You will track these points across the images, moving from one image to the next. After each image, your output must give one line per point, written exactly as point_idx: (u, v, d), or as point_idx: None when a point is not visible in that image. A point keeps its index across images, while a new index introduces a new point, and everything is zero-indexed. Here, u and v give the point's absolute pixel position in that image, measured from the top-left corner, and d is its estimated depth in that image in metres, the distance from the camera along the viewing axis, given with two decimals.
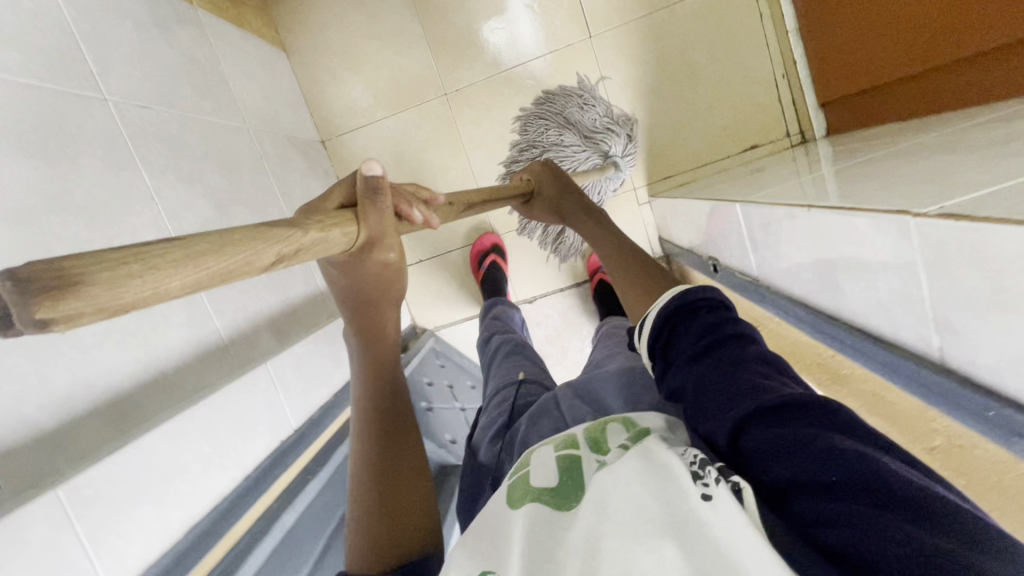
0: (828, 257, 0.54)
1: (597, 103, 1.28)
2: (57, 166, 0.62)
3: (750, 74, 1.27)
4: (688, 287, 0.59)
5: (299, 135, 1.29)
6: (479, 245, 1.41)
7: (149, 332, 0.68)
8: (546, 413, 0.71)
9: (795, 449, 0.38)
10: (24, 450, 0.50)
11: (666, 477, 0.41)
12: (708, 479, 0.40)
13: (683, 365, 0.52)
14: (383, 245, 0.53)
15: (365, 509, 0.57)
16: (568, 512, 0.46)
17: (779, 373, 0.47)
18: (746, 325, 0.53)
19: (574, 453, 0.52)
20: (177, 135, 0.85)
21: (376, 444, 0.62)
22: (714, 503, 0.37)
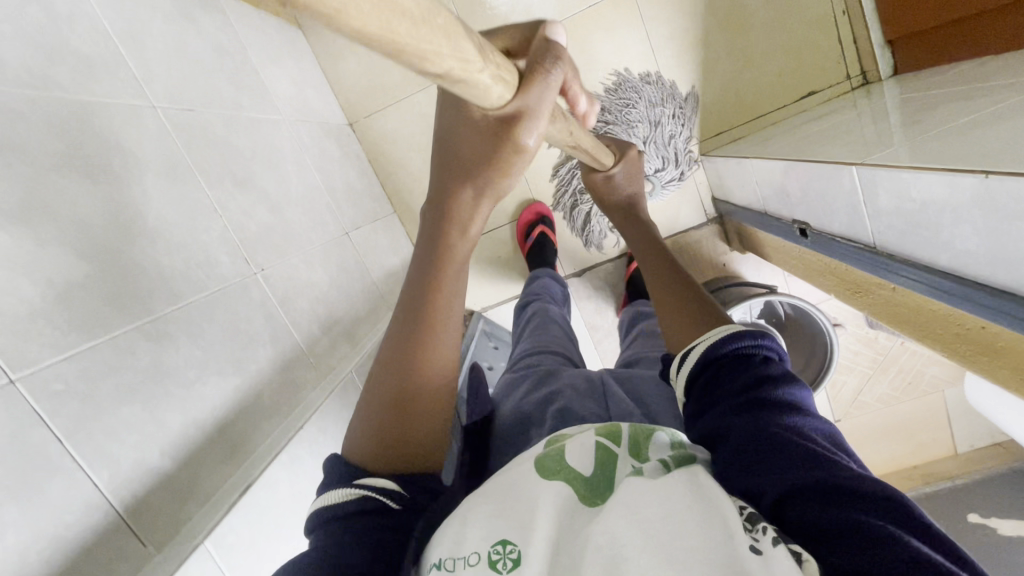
0: (1000, 224, 0.46)
1: (682, 119, 1.26)
2: (127, 190, 0.57)
3: (805, 15, 1.19)
4: (743, 327, 0.56)
5: (329, 121, 1.22)
6: (526, 216, 1.36)
7: (240, 355, 0.64)
8: (587, 395, 0.69)
9: (857, 530, 0.35)
10: (159, 499, 0.48)
11: (715, 514, 0.37)
12: (758, 533, 0.36)
13: (728, 411, 0.49)
14: (535, 125, 0.47)
15: (381, 410, 0.50)
16: (591, 508, 0.43)
17: (832, 448, 0.44)
18: (798, 384, 0.50)
19: (613, 444, 0.47)
20: (226, 137, 0.79)
21: (417, 352, 0.52)
22: (765, 559, 0.33)
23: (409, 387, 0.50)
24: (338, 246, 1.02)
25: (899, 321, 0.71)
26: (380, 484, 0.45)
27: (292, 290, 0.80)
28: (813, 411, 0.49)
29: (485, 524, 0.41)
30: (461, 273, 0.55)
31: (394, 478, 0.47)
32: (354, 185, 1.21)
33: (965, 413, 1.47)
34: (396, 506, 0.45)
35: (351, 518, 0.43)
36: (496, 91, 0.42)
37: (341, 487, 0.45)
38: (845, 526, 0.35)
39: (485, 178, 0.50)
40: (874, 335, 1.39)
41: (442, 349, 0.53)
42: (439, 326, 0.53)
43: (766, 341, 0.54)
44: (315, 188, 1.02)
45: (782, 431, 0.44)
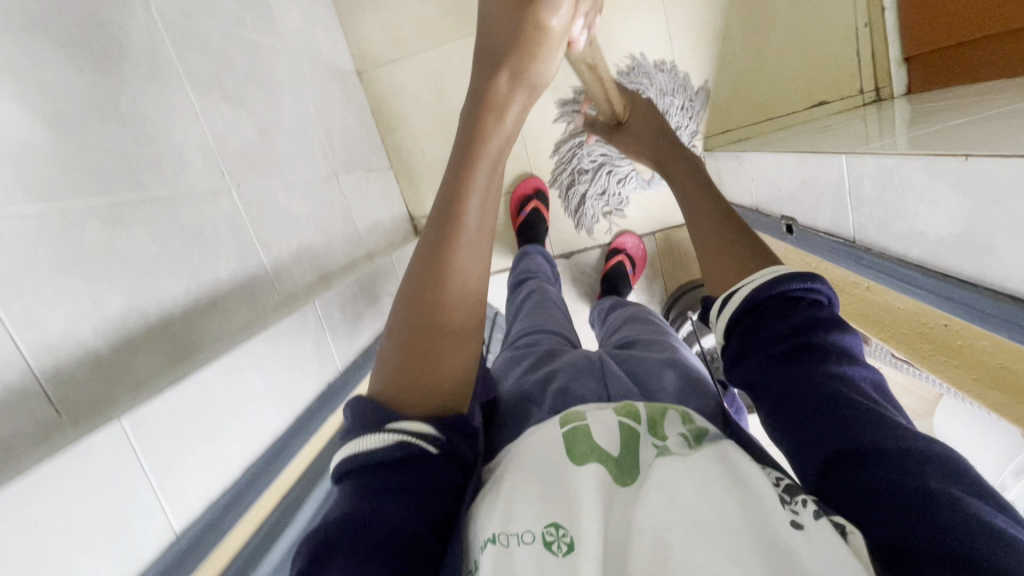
0: (976, 210, 0.44)
1: (691, 111, 1.24)
2: (102, 70, 0.56)
3: (826, 22, 1.17)
4: (790, 271, 0.51)
5: (336, 65, 1.20)
6: (523, 189, 1.34)
7: (198, 261, 0.63)
8: (588, 373, 0.67)
9: (912, 494, 0.35)
10: (81, 374, 0.47)
11: (751, 493, 0.39)
12: (797, 505, 0.39)
13: (771, 360, 0.48)
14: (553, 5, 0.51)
15: (411, 311, 0.50)
16: (626, 488, 0.44)
17: (879, 398, 0.44)
18: (847, 329, 0.48)
19: (634, 424, 0.49)
20: (221, 51, 0.78)
21: (449, 241, 0.51)
22: (806, 534, 0.36)
23: (439, 287, 0.50)
24: (325, 186, 1.00)
25: (870, 321, 0.71)
26: (417, 429, 0.44)
27: (266, 214, 0.79)
28: (859, 356, 0.47)
29: (536, 503, 0.41)
30: (493, 174, 0.55)
31: (431, 422, 0.46)
32: (352, 132, 1.20)
33: None
34: (434, 450, 0.45)
35: (390, 465, 0.43)
36: None
37: (370, 430, 0.43)
38: (899, 486, 0.36)
39: (518, 63, 0.53)
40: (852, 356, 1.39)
41: (475, 244, 0.52)
42: (470, 225, 0.52)
43: (817, 285, 0.50)
44: (309, 124, 1.00)
45: (830, 385, 0.44)
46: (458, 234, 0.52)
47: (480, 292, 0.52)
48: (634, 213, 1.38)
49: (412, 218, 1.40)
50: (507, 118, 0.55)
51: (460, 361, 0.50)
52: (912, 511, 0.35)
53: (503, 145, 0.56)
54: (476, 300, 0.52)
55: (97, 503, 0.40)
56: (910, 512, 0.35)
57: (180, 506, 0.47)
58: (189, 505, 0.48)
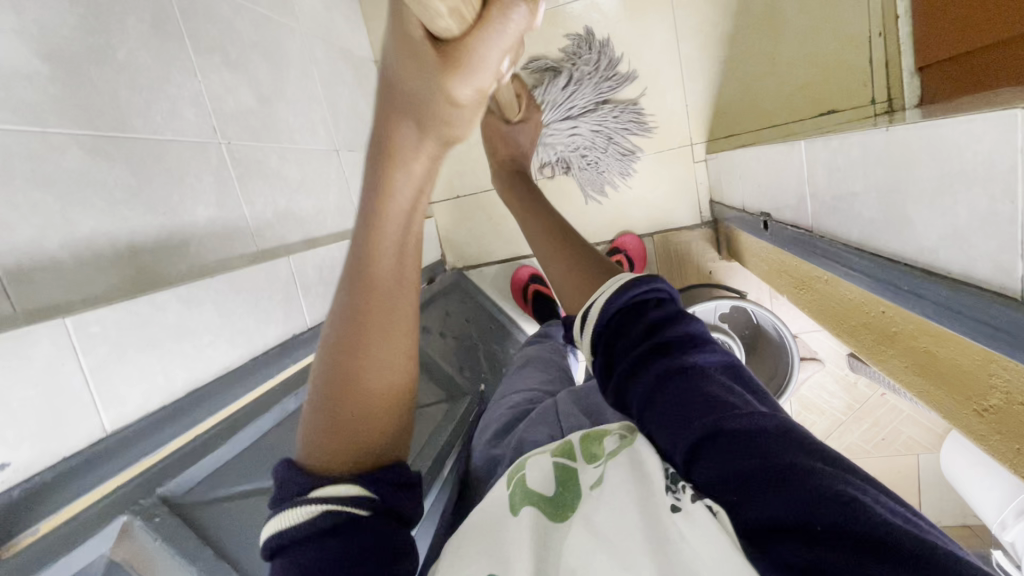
0: (900, 182, 0.43)
1: (604, 172, 1.31)
2: (103, 19, 0.62)
3: (839, 29, 1.15)
4: (632, 278, 0.50)
5: (352, 50, 1.27)
6: (518, 281, 1.33)
7: (176, 203, 0.68)
8: (542, 420, 0.65)
9: (773, 482, 0.33)
10: (42, 281, 0.52)
11: (642, 487, 0.40)
12: (679, 492, 0.37)
13: (626, 368, 0.46)
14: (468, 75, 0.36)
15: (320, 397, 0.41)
16: (560, 524, 0.43)
17: (737, 386, 0.42)
18: (693, 317, 0.48)
19: (570, 460, 0.48)
20: (228, 18, 0.84)
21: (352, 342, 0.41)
22: (685, 516, 0.35)
23: (348, 372, 0.40)
24: (324, 159, 1.06)
25: (828, 316, 0.69)
26: (337, 490, 0.37)
27: (255, 173, 0.84)
28: (713, 341, 0.47)
29: (478, 556, 0.41)
30: (409, 228, 0.41)
31: (363, 482, 0.39)
32: (362, 114, 1.25)
33: (940, 486, 1.36)
34: (365, 512, 0.38)
35: (316, 535, 0.36)
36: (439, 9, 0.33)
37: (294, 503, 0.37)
38: (766, 475, 0.34)
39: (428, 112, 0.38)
40: (854, 379, 1.33)
41: (389, 339, 0.41)
42: (378, 317, 0.41)
43: (659, 286, 0.50)
44: (314, 99, 1.06)
45: (683, 376, 0.42)
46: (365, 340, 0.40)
47: (398, 387, 0.42)
48: (633, 212, 1.35)
49: None
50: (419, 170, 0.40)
51: (380, 442, 0.41)
52: (772, 493, 0.33)
53: (418, 201, 0.41)
54: (397, 377, 0.42)
55: (27, 386, 0.44)
56: (776, 499, 0.33)
57: (114, 410, 0.51)
58: (124, 411, 0.52)
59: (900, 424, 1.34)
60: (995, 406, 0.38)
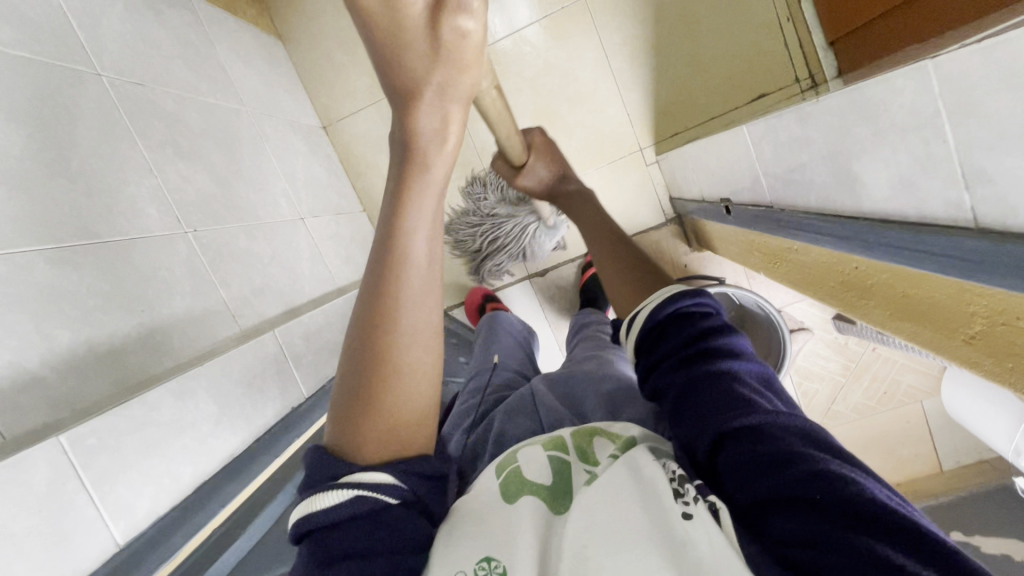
0: (841, 145, 0.46)
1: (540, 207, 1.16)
2: (50, 133, 0.63)
3: (751, 21, 1.23)
4: (685, 288, 0.52)
5: (300, 120, 1.29)
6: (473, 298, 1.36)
7: (151, 298, 0.67)
8: (521, 411, 0.67)
9: (781, 468, 0.36)
10: (29, 404, 0.50)
11: (649, 491, 0.40)
12: (689, 497, 0.38)
13: (666, 371, 0.48)
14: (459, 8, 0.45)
15: (355, 369, 0.46)
16: (559, 516, 0.45)
17: (768, 393, 0.45)
18: (736, 331, 0.50)
19: (564, 454, 0.50)
20: (174, 111, 0.86)
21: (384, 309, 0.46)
22: (693, 524, 0.36)
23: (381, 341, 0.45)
24: (290, 228, 1.06)
25: (806, 284, 0.71)
26: (376, 476, 0.41)
27: (226, 256, 0.84)
28: (749, 354, 0.49)
29: (470, 538, 0.43)
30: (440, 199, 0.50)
31: (391, 471, 0.42)
32: (319, 179, 1.26)
33: (951, 427, 1.39)
34: (395, 501, 0.42)
35: (348, 522, 0.40)
36: None
37: (324, 489, 0.41)
38: (774, 463, 0.37)
39: (434, 75, 0.48)
40: (844, 341, 1.36)
41: (418, 310, 0.47)
42: (411, 285, 0.47)
43: (704, 297, 0.51)
44: (270, 173, 1.07)
45: (717, 379, 0.44)
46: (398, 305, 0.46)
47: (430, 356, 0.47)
48: None
49: None
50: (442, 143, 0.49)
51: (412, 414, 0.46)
52: (791, 489, 0.35)
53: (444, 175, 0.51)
54: (428, 355, 0.47)
55: (30, 514, 0.43)
56: (782, 484, 0.36)
57: (122, 521, 0.49)
58: (132, 521, 0.50)
59: (898, 374, 1.37)
60: (980, 332, 0.40)
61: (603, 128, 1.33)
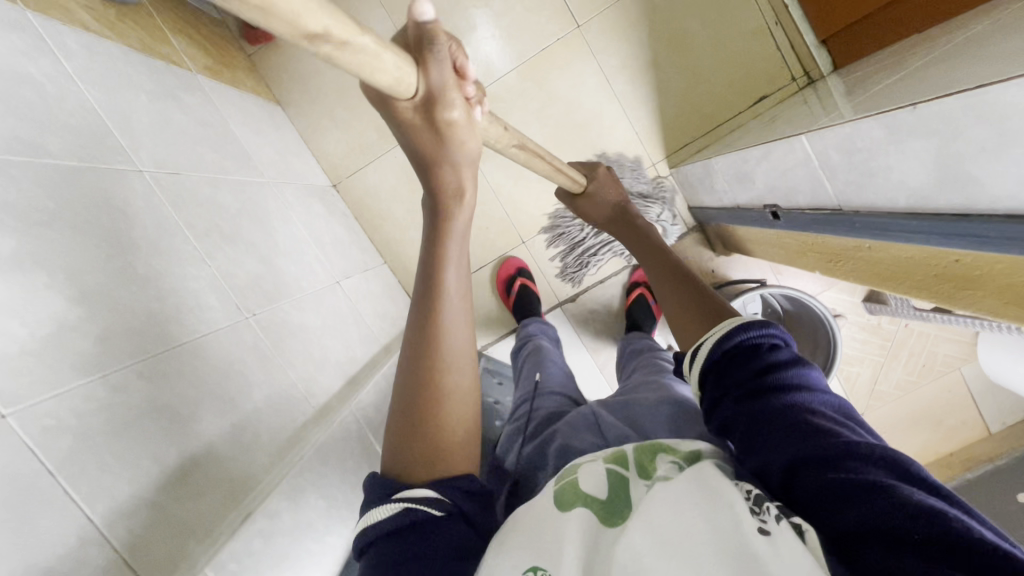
0: (949, 148, 0.47)
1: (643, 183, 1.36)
2: (115, 240, 0.60)
3: (742, 29, 1.27)
4: (749, 319, 0.52)
5: (313, 182, 1.28)
6: (506, 271, 1.37)
7: (233, 395, 0.65)
8: (586, 428, 0.67)
9: (861, 500, 0.36)
10: (157, 535, 0.50)
11: (717, 502, 0.39)
12: (765, 514, 0.37)
13: (733, 401, 0.48)
14: (445, 102, 0.49)
15: (405, 410, 0.52)
16: (610, 528, 0.44)
17: (847, 423, 0.44)
18: (807, 363, 0.49)
19: (622, 468, 0.49)
20: (211, 195, 0.83)
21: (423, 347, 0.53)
22: (772, 541, 0.34)
23: (422, 375, 0.52)
24: (331, 294, 1.04)
25: (880, 279, 0.73)
26: (418, 493, 0.46)
27: (286, 334, 0.82)
28: (823, 386, 0.48)
29: (521, 546, 0.42)
30: (463, 246, 0.57)
31: (435, 488, 0.47)
32: (342, 238, 1.24)
33: (991, 389, 1.42)
34: (439, 513, 0.46)
35: (398, 533, 0.44)
36: (395, 73, 0.45)
37: (379, 503, 0.46)
38: (852, 493, 0.36)
39: (446, 151, 0.53)
40: (876, 322, 1.40)
41: (455, 346, 0.54)
42: (445, 324, 0.54)
43: (772, 329, 0.51)
44: (303, 241, 1.05)
45: (792, 411, 0.44)
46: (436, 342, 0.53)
47: (467, 386, 0.54)
48: None
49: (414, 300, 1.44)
50: (460, 202, 0.56)
51: (457, 440, 0.51)
52: (879, 522, 0.34)
53: (466, 226, 0.58)
54: (464, 386, 0.54)
55: None
56: (864, 516, 0.35)
57: None
58: None
59: (933, 345, 1.41)
60: None
61: (615, 149, 1.35)
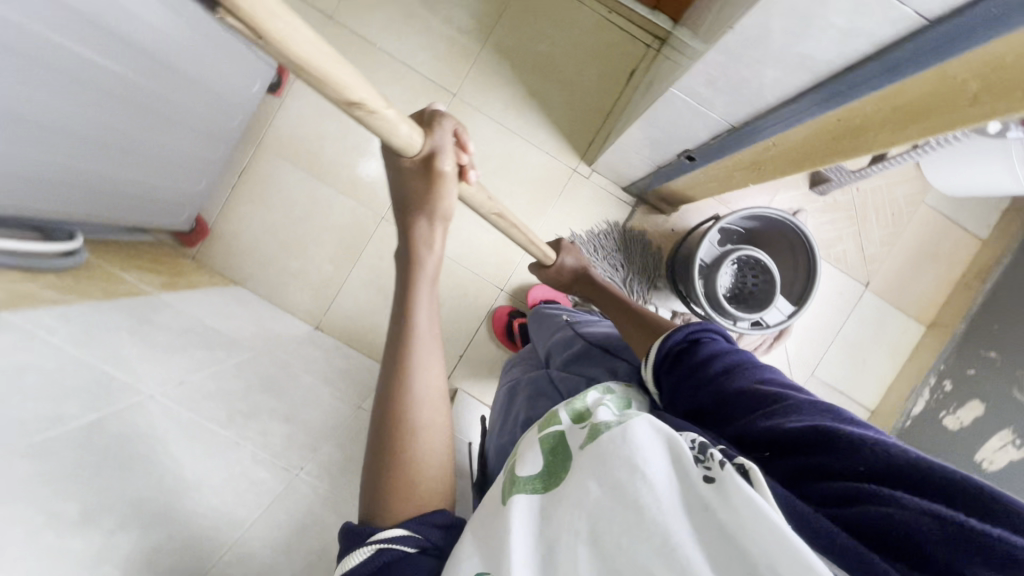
0: (776, 42, 0.57)
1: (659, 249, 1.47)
2: (159, 462, 0.66)
3: (586, 30, 1.42)
4: (696, 325, 0.66)
5: (298, 334, 1.34)
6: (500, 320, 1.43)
7: None
8: (542, 392, 0.76)
9: (821, 441, 0.45)
10: None
11: (676, 466, 0.44)
12: (709, 462, 0.44)
13: (699, 385, 0.58)
14: (443, 156, 0.61)
15: (375, 436, 0.56)
16: (549, 494, 0.48)
17: (787, 388, 0.55)
18: (749, 355, 0.62)
19: (562, 426, 0.54)
20: (217, 386, 0.89)
21: (393, 376, 0.57)
22: (716, 487, 0.41)
23: (390, 406, 0.56)
24: (359, 419, 1.08)
25: (798, 164, 0.81)
26: (393, 535, 0.50)
27: (336, 471, 0.86)
28: (765, 368, 0.60)
29: (475, 553, 0.47)
30: (435, 294, 0.64)
31: (405, 526, 0.51)
32: (345, 367, 1.30)
33: (960, 204, 1.52)
34: (412, 548, 0.50)
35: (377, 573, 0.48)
36: (408, 132, 0.57)
37: (357, 548, 0.50)
38: (807, 435, 0.46)
39: (427, 205, 0.63)
40: (832, 199, 1.49)
41: (425, 381, 0.58)
42: (419, 358, 0.58)
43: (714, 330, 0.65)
44: (314, 386, 1.10)
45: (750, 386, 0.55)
46: (406, 376, 0.57)
47: (436, 421, 0.57)
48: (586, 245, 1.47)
49: None
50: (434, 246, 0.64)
51: (420, 469, 0.54)
52: (836, 455, 0.44)
53: (437, 267, 0.64)
54: (433, 420, 0.57)
55: None
56: (828, 454, 0.44)
57: None
58: None
59: (889, 193, 1.50)
60: (972, 91, 0.50)
61: (537, 174, 1.46)
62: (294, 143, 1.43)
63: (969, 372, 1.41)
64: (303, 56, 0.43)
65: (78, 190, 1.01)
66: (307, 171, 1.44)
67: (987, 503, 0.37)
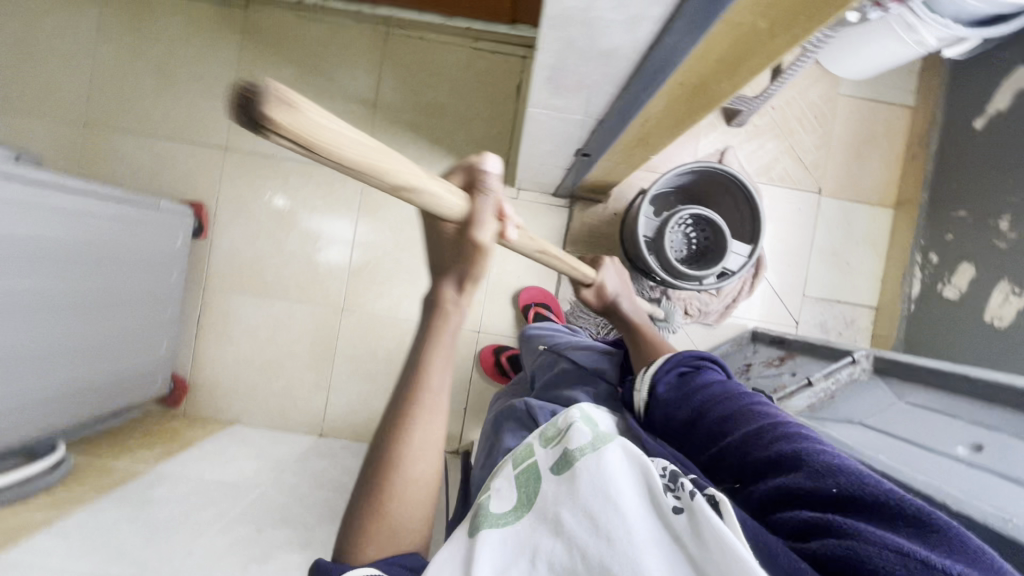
0: (578, 45, 0.59)
1: None
2: None
3: (459, 66, 1.45)
4: (689, 356, 0.72)
5: (303, 449, 1.35)
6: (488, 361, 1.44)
7: None
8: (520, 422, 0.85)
9: (797, 468, 0.48)
10: None
11: (648, 503, 0.47)
12: (681, 491, 0.46)
13: (688, 412, 0.63)
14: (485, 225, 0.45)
15: (365, 471, 0.53)
16: (519, 520, 0.51)
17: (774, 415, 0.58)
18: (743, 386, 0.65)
19: (535, 455, 0.58)
20: (227, 541, 0.90)
21: (393, 420, 0.52)
22: (688, 517, 0.44)
23: (383, 454, 0.52)
24: None
25: (675, 128, 0.81)
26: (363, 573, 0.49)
27: None
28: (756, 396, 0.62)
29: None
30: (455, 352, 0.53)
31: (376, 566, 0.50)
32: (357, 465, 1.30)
33: (877, 82, 1.51)
34: None
35: None
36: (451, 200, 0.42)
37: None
38: (780, 459, 0.49)
39: (456, 266, 0.48)
40: (753, 125, 1.49)
41: (422, 439, 0.52)
42: (422, 415, 0.52)
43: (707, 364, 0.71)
44: (327, 498, 1.11)
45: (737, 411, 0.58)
46: (407, 431, 0.51)
47: (426, 477, 0.53)
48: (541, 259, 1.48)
49: (451, 450, 1.48)
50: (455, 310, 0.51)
51: (400, 517, 0.52)
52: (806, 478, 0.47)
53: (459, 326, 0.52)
54: (425, 476, 0.52)
55: None
56: (800, 476, 0.47)
57: None
58: None
59: (803, 99, 1.50)
60: (764, 26, 0.50)
61: None
62: (236, 272, 1.46)
63: (948, 238, 1.39)
64: (348, 160, 0.34)
65: (57, 405, 1.03)
66: (258, 293, 1.47)
67: (943, 541, 0.39)
